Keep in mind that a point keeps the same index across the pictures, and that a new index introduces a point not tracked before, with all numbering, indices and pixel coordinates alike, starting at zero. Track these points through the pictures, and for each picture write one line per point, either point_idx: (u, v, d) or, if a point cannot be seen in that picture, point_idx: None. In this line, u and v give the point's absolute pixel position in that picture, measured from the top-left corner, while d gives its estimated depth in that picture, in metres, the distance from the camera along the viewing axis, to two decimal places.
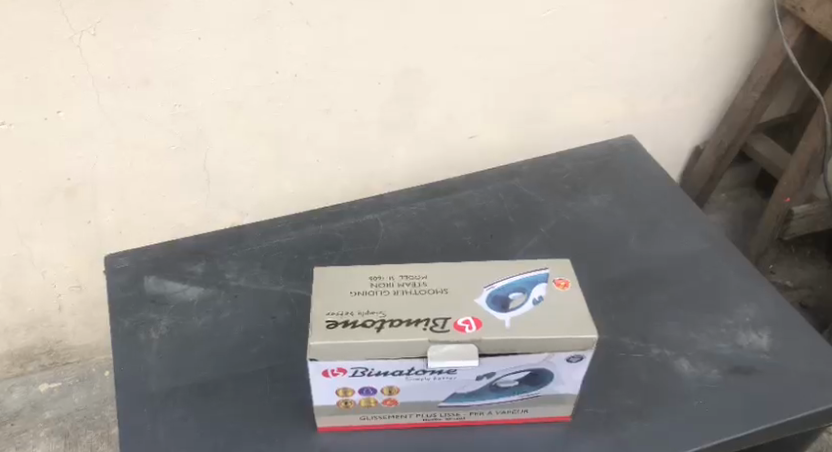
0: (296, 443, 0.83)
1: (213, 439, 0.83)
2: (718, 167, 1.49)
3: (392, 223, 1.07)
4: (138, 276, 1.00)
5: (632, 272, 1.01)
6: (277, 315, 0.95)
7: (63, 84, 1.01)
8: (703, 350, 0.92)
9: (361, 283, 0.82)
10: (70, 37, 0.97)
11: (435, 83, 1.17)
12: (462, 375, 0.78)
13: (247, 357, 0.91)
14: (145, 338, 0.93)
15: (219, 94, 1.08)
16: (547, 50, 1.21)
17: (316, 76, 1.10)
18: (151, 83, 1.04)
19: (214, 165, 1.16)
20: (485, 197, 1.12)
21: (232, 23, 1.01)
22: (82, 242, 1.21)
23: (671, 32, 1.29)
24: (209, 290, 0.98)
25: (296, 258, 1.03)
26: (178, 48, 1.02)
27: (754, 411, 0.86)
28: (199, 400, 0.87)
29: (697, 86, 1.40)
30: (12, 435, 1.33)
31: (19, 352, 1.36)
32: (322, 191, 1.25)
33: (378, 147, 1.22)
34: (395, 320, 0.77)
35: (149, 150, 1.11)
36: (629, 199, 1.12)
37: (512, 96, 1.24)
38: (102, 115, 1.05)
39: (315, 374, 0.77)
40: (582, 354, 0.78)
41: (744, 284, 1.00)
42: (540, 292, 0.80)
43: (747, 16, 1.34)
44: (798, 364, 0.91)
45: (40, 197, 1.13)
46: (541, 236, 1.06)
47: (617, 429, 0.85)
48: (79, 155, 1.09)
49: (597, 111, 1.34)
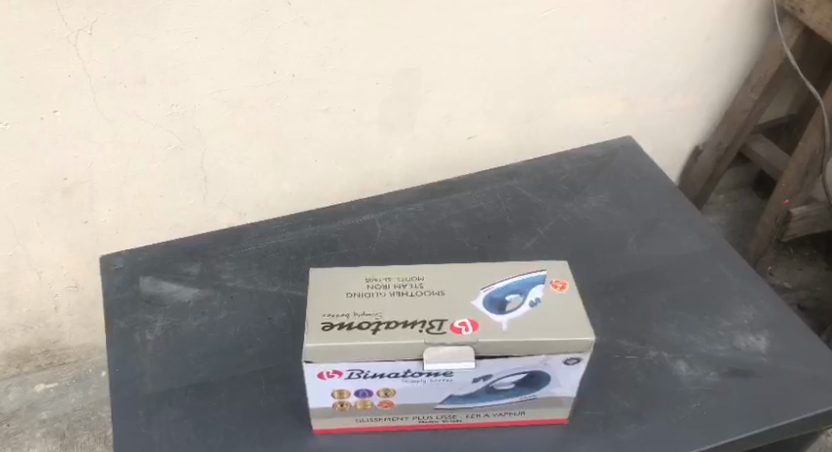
0: (293, 445, 0.82)
1: (209, 441, 0.83)
2: (716, 168, 1.49)
3: (390, 224, 1.07)
4: (134, 276, 1.00)
5: (630, 273, 1.00)
6: (274, 316, 0.95)
7: (60, 83, 1.01)
8: (701, 352, 0.92)
9: (358, 284, 0.82)
10: (67, 36, 0.97)
11: (434, 83, 1.17)
12: (458, 377, 0.78)
13: (243, 358, 0.90)
14: (141, 339, 0.93)
15: (217, 94, 1.07)
16: (546, 50, 1.20)
17: (313, 76, 1.10)
18: (148, 82, 1.03)
19: (211, 165, 1.15)
20: (483, 198, 1.11)
21: (230, 23, 1.01)
22: (79, 241, 1.21)
23: (671, 32, 1.28)
24: (205, 290, 0.98)
25: (293, 258, 1.02)
26: (176, 47, 1.01)
27: (753, 413, 0.86)
28: (195, 401, 0.86)
29: (696, 86, 1.40)
30: (8, 436, 1.33)
31: (15, 352, 1.36)
32: (320, 191, 1.24)
33: (376, 148, 1.22)
34: (391, 322, 0.77)
35: (146, 149, 1.11)
36: (627, 201, 1.12)
37: (511, 97, 1.24)
38: (98, 114, 1.05)
39: (311, 375, 0.77)
40: (580, 356, 0.77)
41: (743, 285, 0.99)
42: (537, 294, 0.80)
43: (746, 17, 1.33)
44: (796, 366, 0.90)
45: (37, 196, 1.12)
46: (540, 237, 1.05)
47: (614, 432, 0.84)
48: (75, 155, 1.09)
49: (596, 112, 1.33)
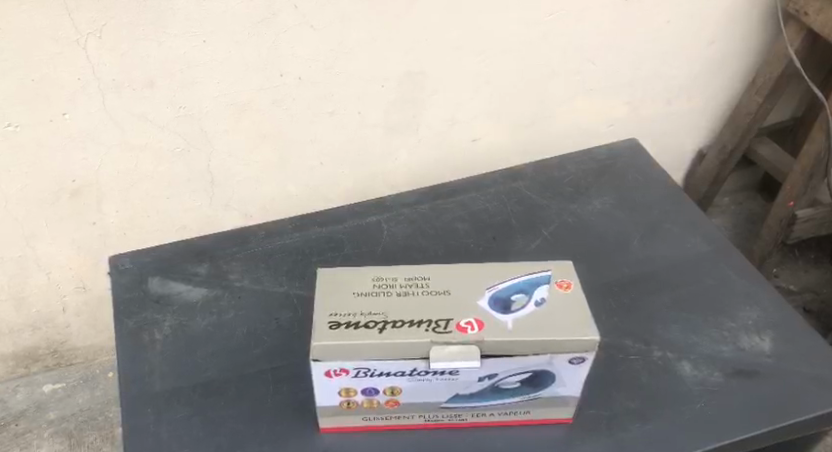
0: (299, 444, 0.83)
1: (216, 439, 0.84)
2: (721, 171, 1.49)
3: (395, 225, 1.08)
4: (142, 276, 1.01)
5: (635, 274, 1.01)
6: (281, 316, 0.96)
7: (68, 86, 1.02)
8: (705, 352, 0.92)
9: (364, 284, 0.82)
10: (76, 39, 0.98)
11: (438, 85, 1.18)
12: (464, 375, 0.78)
13: (250, 358, 0.91)
14: (149, 338, 0.93)
15: (224, 96, 1.08)
16: (551, 53, 1.21)
17: (320, 78, 1.10)
18: (156, 85, 1.04)
19: (218, 167, 1.16)
20: (488, 199, 1.12)
21: (237, 26, 1.02)
22: (86, 243, 1.22)
23: (675, 35, 1.29)
24: (213, 290, 0.99)
25: (299, 259, 1.03)
26: (183, 51, 1.02)
27: (758, 413, 0.86)
28: (203, 400, 0.87)
29: (701, 88, 1.40)
30: (16, 436, 1.34)
31: (23, 352, 1.37)
32: (325, 193, 1.25)
33: (381, 150, 1.22)
34: (398, 321, 0.78)
35: (153, 151, 1.12)
36: (631, 202, 1.12)
37: (516, 100, 1.25)
38: (107, 117, 1.06)
39: (318, 374, 0.78)
40: (585, 355, 0.78)
41: (746, 286, 1.00)
42: (542, 294, 0.81)
43: (750, 20, 1.34)
44: (800, 366, 0.91)
45: (45, 198, 1.14)
46: (544, 238, 1.06)
47: (618, 431, 0.85)
48: (83, 157, 1.10)
49: (600, 114, 1.34)
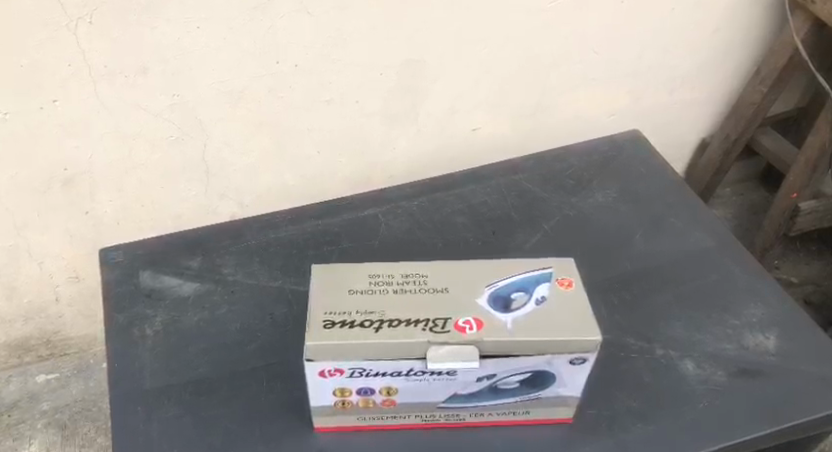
0: (295, 443, 0.81)
1: (209, 438, 0.82)
2: (723, 162, 1.47)
3: (393, 218, 1.06)
4: (133, 270, 0.98)
5: (637, 269, 0.99)
6: (275, 312, 0.94)
7: (58, 72, 0.99)
8: (708, 350, 0.90)
9: (360, 281, 0.80)
10: (66, 24, 0.95)
11: (438, 73, 1.15)
12: (462, 376, 0.76)
13: (243, 354, 0.89)
14: (139, 334, 0.91)
15: (219, 85, 1.06)
16: (553, 41, 1.18)
17: (318, 67, 1.08)
18: (149, 72, 1.02)
19: (213, 156, 1.14)
20: (488, 192, 1.10)
21: (231, 12, 0.99)
22: (79, 232, 1.20)
23: (680, 23, 1.26)
24: (206, 284, 0.97)
25: (295, 253, 1.01)
26: (177, 37, 1.00)
27: (762, 414, 0.84)
28: (195, 398, 0.85)
29: (706, 76, 1.37)
30: (10, 426, 1.32)
31: (15, 343, 1.35)
32: (322, 183, 1.23)
33: (379, 140, 1.20)
34: (394, 320, 0.76)
35: (147, 140, 1.09)
36: (633, 195, 1.10)
37: (516, 89, 1.22)
38: (98, 105, 1.04)
39: (312, 374, 0.76)
40: (586, 356, 0.76)
41: (750, 282, 0.98)
42: (543, 292, 0.79)
43: (756, 8, 1.31)
44: (804, 366, 0.89)
45: (36, 187, 1.11)
46: (544, 232, 1.04)
47: (619, 432, 0.83)
48: (75, 145, 1.08)
49: (602, 103, 1.31)
